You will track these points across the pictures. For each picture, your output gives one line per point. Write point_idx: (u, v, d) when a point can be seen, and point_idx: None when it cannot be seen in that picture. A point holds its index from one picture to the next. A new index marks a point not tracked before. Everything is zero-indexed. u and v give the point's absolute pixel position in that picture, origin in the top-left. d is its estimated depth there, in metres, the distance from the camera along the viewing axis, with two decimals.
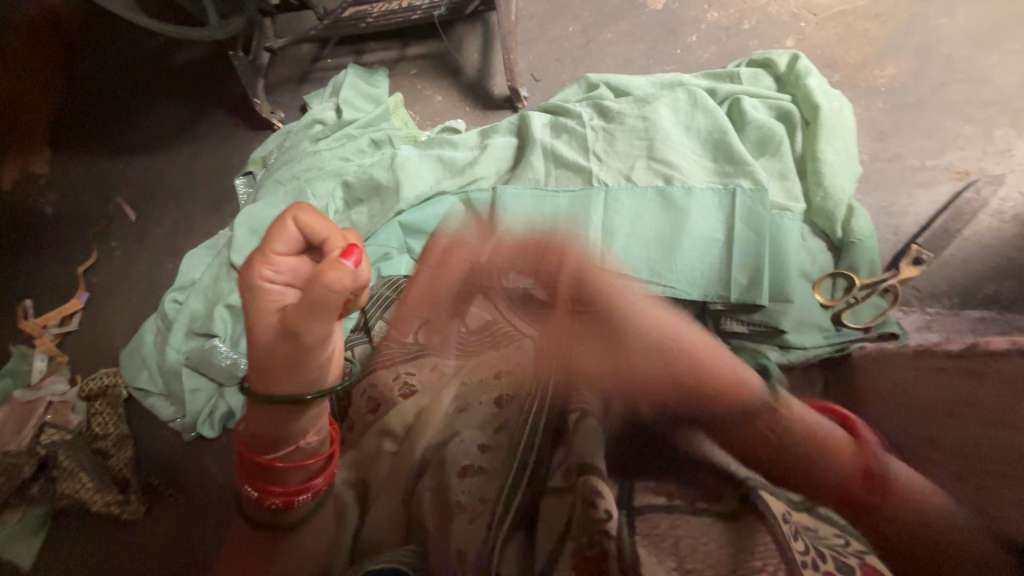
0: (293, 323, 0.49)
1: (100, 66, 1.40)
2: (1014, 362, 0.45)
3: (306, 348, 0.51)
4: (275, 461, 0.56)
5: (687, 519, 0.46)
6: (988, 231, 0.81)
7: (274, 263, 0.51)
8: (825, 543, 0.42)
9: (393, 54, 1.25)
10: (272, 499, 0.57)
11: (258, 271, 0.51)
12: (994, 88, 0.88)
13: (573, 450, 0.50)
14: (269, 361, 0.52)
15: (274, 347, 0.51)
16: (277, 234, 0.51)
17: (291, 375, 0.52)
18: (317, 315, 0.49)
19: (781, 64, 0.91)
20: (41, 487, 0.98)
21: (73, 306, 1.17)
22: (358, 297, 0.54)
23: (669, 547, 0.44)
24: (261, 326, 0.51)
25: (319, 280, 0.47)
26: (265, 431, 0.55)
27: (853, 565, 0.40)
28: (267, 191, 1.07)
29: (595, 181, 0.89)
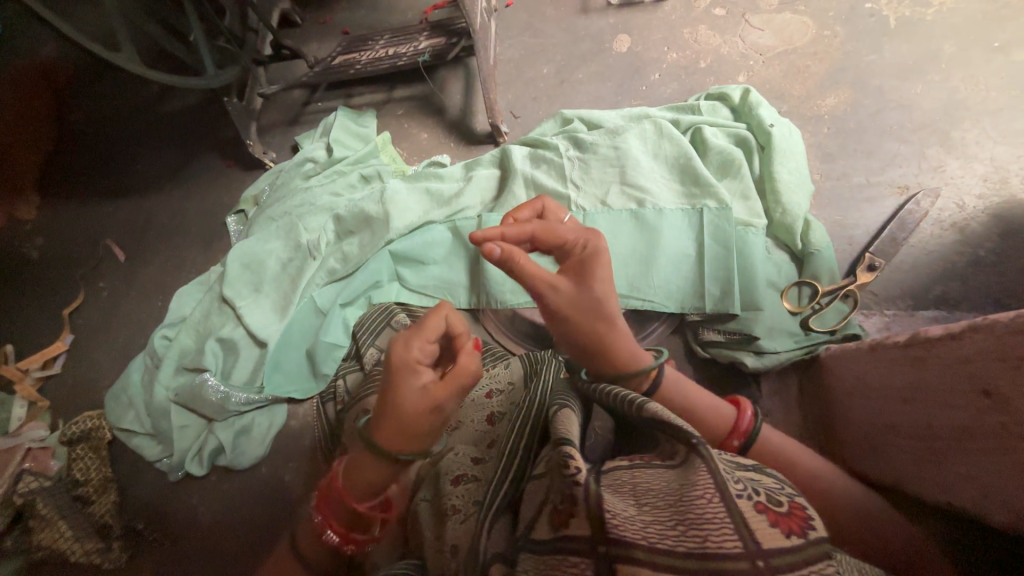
0: (442, 401, 0.51)
1: (93, 114, 1.45)
2: (949, 346, 0.51)
3: (442, 421, 0.53)
4: (360, 508, 0.54)
5: (646, 471, 0.44)
6: (931, 238, 0.88)
7: (424, 349, 0.53)
8: (762, 485, 0.41)
9: (380, 97, 1.33)
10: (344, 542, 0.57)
11: (411, 355, 0.52)
12: (923, 113, 0.99)
13: (552, 429, 0.49)
14: (409, 433, 0.51)
15: (419, 422, 0.51)
16: (429, 324, 0.54)
17: (420, 445, 0.53)
18: (462, 391, 0.53)
19: (735, 97, 1.01)
20: (14, 540, 0.94)
21: (57, 348, 1.16)
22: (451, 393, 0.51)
23: (627, 491, 0.43)
24: (403, 405, 0.50)
25: (460, 364, 0.52)
26: (367, 478, 0.53)
27: (783, 502, 0.39)
28: (261, 227, 1.11)
29: (573, 207, 0.96)
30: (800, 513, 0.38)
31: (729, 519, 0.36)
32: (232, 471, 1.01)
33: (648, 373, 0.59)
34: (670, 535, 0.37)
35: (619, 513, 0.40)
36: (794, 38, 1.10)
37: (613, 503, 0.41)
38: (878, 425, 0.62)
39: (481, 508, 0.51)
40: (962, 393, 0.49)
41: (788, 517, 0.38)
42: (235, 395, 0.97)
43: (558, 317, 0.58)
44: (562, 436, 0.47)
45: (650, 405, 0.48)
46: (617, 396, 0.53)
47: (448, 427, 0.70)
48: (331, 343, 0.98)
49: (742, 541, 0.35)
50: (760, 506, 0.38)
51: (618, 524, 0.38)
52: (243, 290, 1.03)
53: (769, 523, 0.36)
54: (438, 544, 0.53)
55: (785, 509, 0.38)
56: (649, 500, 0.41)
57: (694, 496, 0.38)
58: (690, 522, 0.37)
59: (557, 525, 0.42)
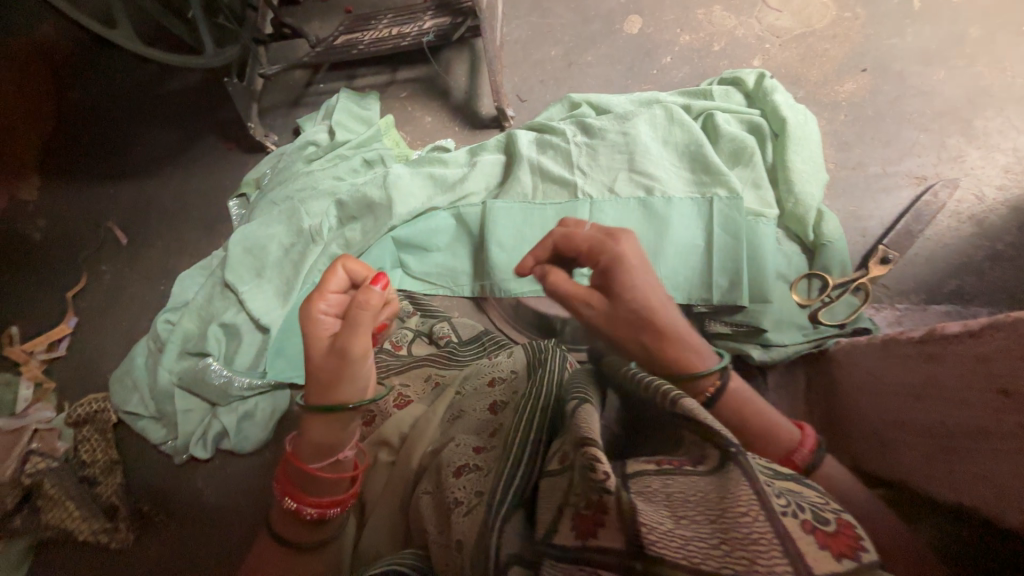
0: (345, 338, 0.54)
1: (92, 93, 1.42)
2: (965, 344, 0.51)
3: (355, 359, 0.55)
4: (313, 468, 0.57)
5: (678, 478, 0.42)
6: (947, 231, 0.86)
7: (327, 298, 0.58)
8: (806, 500, 0.40)
9: (384, 78, 1.30)
10: (306, 509, 0.58)
11: (314, 307, 0.57)
12: (944, 100, 0.95)
13: (573, 427, 0.48)
14: (321, 374, 0.56)
15: (329, 362, 0.55)
16: (327, 279, 0.58)
17: (343, 387, 0.56)
18: (360, 326, 0.54)
19: (749, 82, 0.97)
20: (24, 519, 0.94)
21: (61, 331, 1.16)
22: (358, 327, 0.54)
23: (659, 499, 0.42)
24: (315, 351, 0.56)
25: (356, 304, 0.55)
26: (319, 438, 0.57)
27: (830, 519, 0.38)
28: (262, 211, 1.09)
29: (580, 194, 0.94)
30: (849, 532, 0.37)
31: (777, 541, 0.35)
32: (236, 455, 1.02)
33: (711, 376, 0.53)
34: (714, 554, 0.36)
35: (656, 527, 0.39)
36: (813, 20, 1.06)
37: (649, 514, 0.40)
38: (891, 423, 0.61)
39: (492, 504, 0.51)
40: (979, 391, 0.49)
41: (836, 537, 0.37)
42: (239, 379, 0.98)
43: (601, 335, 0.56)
44: (584, 434, 0.45)
45: (686, 402, 0.43)
46: (644, 384, 0.48)
47: (451, 416, 0.70)
48: None
49: (793, 566, 0.34)
50: (807, 525, 0.37)
51: (655, 540, 0.38)
52: (245, 275, 1.03)
53: (816, 543, 0.36)
54: (444, 539, 0.53)
55: (832, 528, 0.37)
56: (687, 514, 0.40)
57: (739, 516, 0.37)
58: (736, 542, 0.36)
59: (584, 533, 0.42)
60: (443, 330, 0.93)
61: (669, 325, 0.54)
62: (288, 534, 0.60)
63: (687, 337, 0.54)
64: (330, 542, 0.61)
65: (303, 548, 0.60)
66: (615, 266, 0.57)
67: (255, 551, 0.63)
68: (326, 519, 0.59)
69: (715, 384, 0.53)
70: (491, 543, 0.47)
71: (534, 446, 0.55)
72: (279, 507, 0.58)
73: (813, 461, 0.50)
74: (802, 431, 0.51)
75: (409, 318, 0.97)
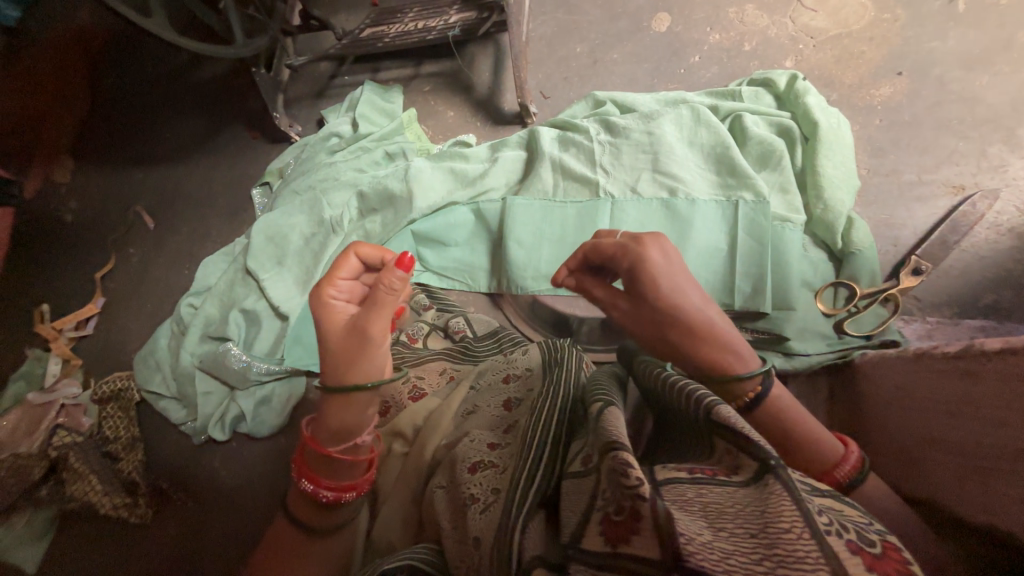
0: (362, 320, 0.57)
1: (125, 80, 1.46)
2: (1004, 361, 0.48)
3: (370, 340, 0.57)
4: (331, 452, 0.57)
5: (713, 488, 0.42)
6: (984, 243, 0.83)
7: (337, 285, 0.61)
8: (845, 519, 0.39)
9: (408, 72, 1.30)
10: (321, 493, 0.58)
11: (325, 293, 0.61)
12: (986, 107, 0.92)
13: (600, 429, 0.47)
14: (338, 354, 0.58)
15: (345, 343, 0.57)
16: (340, 265, 0.61)
17: (362, 366, 0.57)
18: (376, 307, 0.56)
19: (781, 83, 0.95)
20: (49, 489, 0.98)
21: (89, 310, 1.20)
22: (374, 307, 0.56)
23: (695, 510, 0.40)
24: (331, 333, 0.59)
25: (379, 286, 0.56)
26: (338, 422, 0.57)
27: (874, 541, 0.37)
28: (285, 200, 1.11)
29: (602, 193, 0.93)
30: (895, 555, 0.35)
31: (826, 562, 0.33)
32: (252, 438, 1.04)
33: (750, 386, 0.54)
34: (756, 570, 0.34)
35: (694, 538, 0.36)
36: (850, 21, 1.03)
37: (686, 524, 0.37)
38: (920, 440, 0.59)
39: (511, 502, 0.50)
40: (1020, 412, 0.46)
41: (883, 560, 0.35)
42: (257, 365, 1.00)
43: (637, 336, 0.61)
44: (614, 438, 0.44)
45: (723, 409, 0.46)
46: (685, 393, 0.51)
47: (465, 411, 0.71)
48: None
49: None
50: (853, 546, 0.35)
51: (694, 552, 0.34)
52: (267, 263, 1.04)
53: (863, 565, 0.34)
54: (458, 535, 0.54)
55: (879, 551, 0.35)
56: (724, 526, 0.38)
57: (781, 530, 0.35)
58: (779, 558, 0.33)
59: (614, 540, 0.39)
60: (458, 326, 0.92)
61: (698, 334, 0.57)
62: (301, 517, 0.60)
63: (716, 344, 0.56)
64: (341, 530, 0.61)
65: (316, 534, 0.60)
66: (639, 272, 0.58)
67: (267, 535, 0.63)
68: (340, 504, 0.59)
69: (751, 394, 0.54)
70: (513, 544, 0.46)
71: (556, 446, 0.55)
72: (294, 489, 0.58)
73: (847, 472, 0.53)
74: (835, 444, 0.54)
75: (425, 312, 0.98)
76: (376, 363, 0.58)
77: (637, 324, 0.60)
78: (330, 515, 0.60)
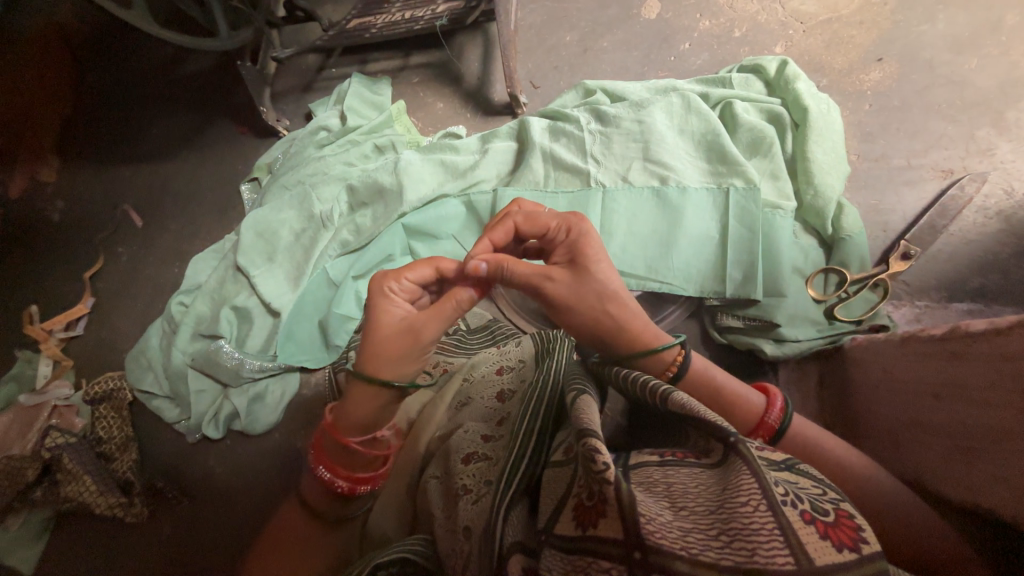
0: (419, 324, 0.57)
1: (108, 76, 1.43)
2: (989, 342, 0.48)
3: (422, 347, 0.58)
4: (350, 441, 0.60)
5: (680, 470, 0.43)
6: (973, 227, 0.83)
7: (400, 280, 0.61)
8: (803, 491, 0.39)
9: (396, 63, 1.28)
10: (338, 482, 0.61)
11: (387, 283, 0.60)
12: (975, 91, 0.92)
13: (572, 417, 0.48)
14: (387, 350, 0.57)
15: (398, 342, 0.57)
16: (410, 265, 0.61)
17: (404, 369, 0.58)
18: (439, 317, 0.58)
19: (771, 69, 0.94)
20: (45, 490, 0.97)
21: (79, 311, 1.18)
22: (439, 316, 0.58)
23: (660, 491, 0.41)
24: (383, 328, 0.58)
25: (447, 298, 0.58)
26: (358, 415, 0.59)
27: (829, 510, 0.37)
28: (274, 196, 1.10)
29: (593, 182, 0.92)
30: (849, 523, 0.36)
31: (778, 532, 0.34)
32: (247, 436, 1.04)
33: (674, 358, 0.59)
34: (713, 545, 0.35)
35: (655, 517, 0.37)
36: (839, 5, 1.02)
37: (647, 504, 0.38)
38: (907, 422, 0.59)
39: (497, 492, 0.50)
40: (1002, 391, 0.46)
41: (837, 528, 0.36)
42: (249, 362, 0.99)
43: (569, 311, 0.59)
44: (584, 424, 0.44)
45: (676, 395, 0.47)
46: (637, 381, 0.52)
47: (458, 402, 0.71)
48: (343, 315, 0.98)
49: (795, 558, 0.33)
50: (807, 516, 0.36)
51: (654, 530, 0.36)
52: (257, 259, 1.03)
53: (817, 535, 0.35)
54: (450, 524, 0.54)
55: (832, 520, 0.36)
56: (686, 504, 0.39)
57: (738, 504, 0.36)
58: (736, 532, 0.35)
59: (583, 523, 0.40)
60: None
61: (624, 306, 0.59)
62: (318, 504, 0.64)
63: (635, 317, 0.60)
64: (349, 521, 0.65)
65: (327, 520, 0.64)
66: (580, 244, 0.59)
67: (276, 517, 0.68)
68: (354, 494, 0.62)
69: (679, 359, 0.59)
70: (491, 531, 0.46)
71: (542, 436, 0.55)
72: (312, 476, 0.62)
73: (777, 418, 0.56)
74: (757, 396, 0.58)
75: None
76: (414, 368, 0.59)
77: (575, 295, 0.59)
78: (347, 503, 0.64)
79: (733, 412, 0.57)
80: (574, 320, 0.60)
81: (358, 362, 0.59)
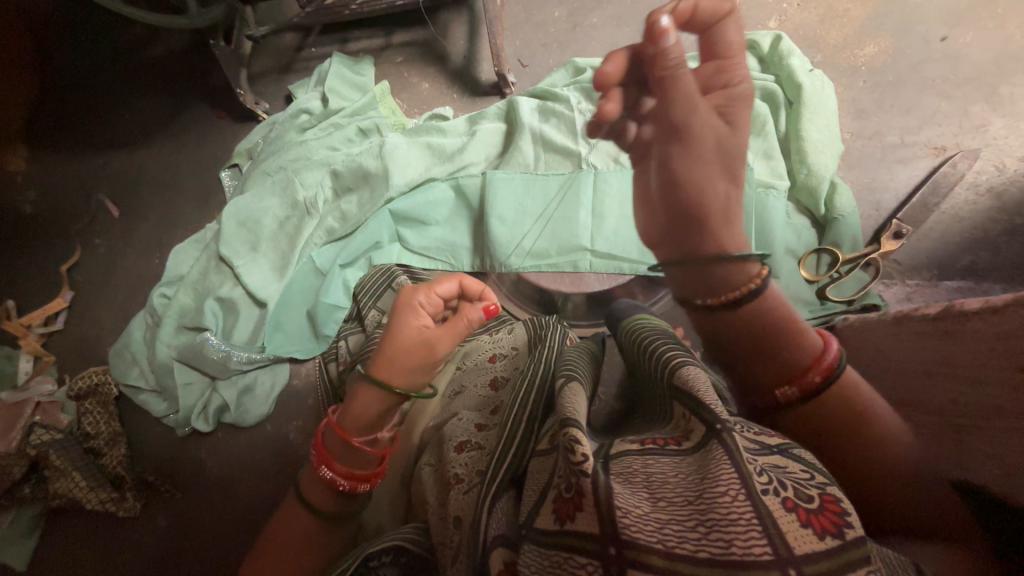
0: (431, 335, 0.58)
1: (74, 57, 1.35)
2: (987, 321, 0.49)
3: (432, 359, 0.58)
4: (354, 440, 0.57)
5: (660, 459, 0.42)
6: (964, 205, 0.83)
7: (429, 294, 0.62)
8: (788, 475, 0.37)
9: (378, 42, 1.23)
10: (339, 480, 0.58)
11: (417, 296, 0.62)
12: (970, 66, 0.90)
13: (559, 406, 0.47)
14: (401, 356, 0.57)
15: (411, 349, 0.57)
16: (441, 282, 0.63)
17: (410, 378, 0.58)
18: (454, 333, 0.59)
19: (765, 44, 0.90)
20: (32, 488, 0.95)
21: (57, 305, 1.14)
22: (452, 331, 0.59)
23: (639, 481, 0.40)
24: (402, 334, 0.58)
25: (462, 314, 0.59)
26: (365, 413, 0.58)
27: (813, 495, 0.35)
28: (255, 182, 1.06)
29: (584, 165, 0.86)
30: (833, 507, 0.34)
31: (757, 521, 0.33)
32: (239, 428, 1.02)
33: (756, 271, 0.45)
34: (690, 537, 0.34)
35: (632, 510, 0.36)
36: None
37: (625, 497, 0.37)
38: None
39: (484, 485, 0.50)
40: (995, 369, 0.47)
41: (820, 514, 0.34)
42: (237, 354, 0.97)
43: (692, 152, 0.44)
44: (567, 415, 0.45)
45: (690, 371, 0.49)
46: (660, 360, 0.55)
47: (451, 392, 0.73)
48: (332, 305, 0.96)
49: (773, 548, 0.32)
50: (789, 503, 0.34)
51: (630, 524, 0.35)
52: (241, 249, 1.00)
53: (798, 523, 0.33)
54: (442, 512, 0.54)
55: (816, 505, 0.34)
56: (665, 495, 0.38)
57: (716, 494, 0.35)
58: (713, 524, 0.33)
59: (563, 517, 0.39)
60: None
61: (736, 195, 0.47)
62: (316, 504, 0.59)
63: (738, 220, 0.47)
64: (347, 521, 0.61)
65: (325, 518, 0.59)
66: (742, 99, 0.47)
67: (273, 519, 0.64)
68: (355, 493, 0.60)
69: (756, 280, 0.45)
70: (478, 524, 0.46)
71: (529, 424, 0.56)
72: (311, 474, 0.58)
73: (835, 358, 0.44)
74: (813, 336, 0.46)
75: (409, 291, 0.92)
76: (418, 379, 0.59)
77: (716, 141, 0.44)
78: (343, 501, 0.60)
79: (789, 349, 0.44)
80: (698, 164, 0.44)
81: (371, 365, 0.58)
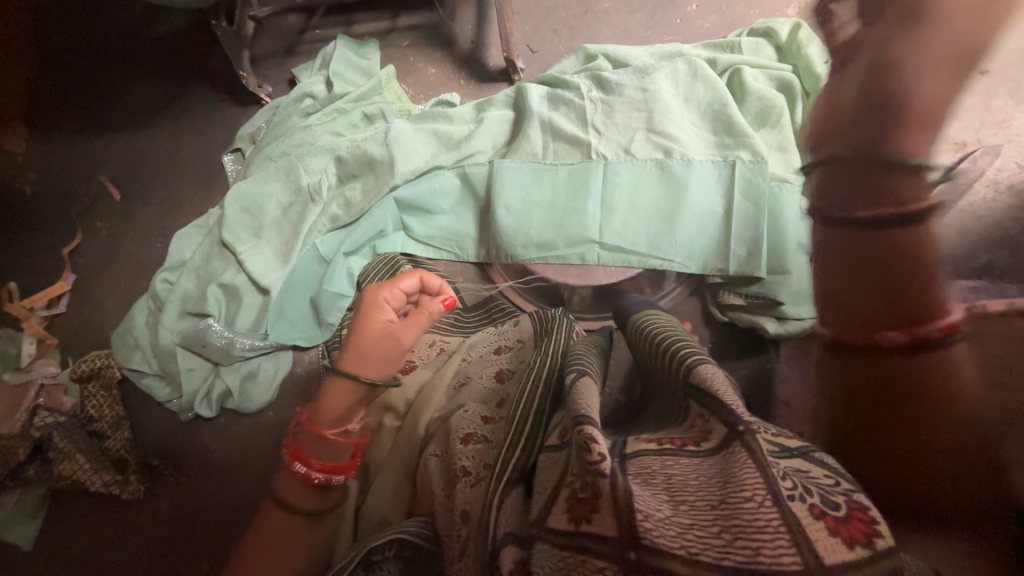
0: (398, 328, 0.60)
1: (74, 35, 1.33)
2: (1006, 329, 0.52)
3: (401, 352, 0.60)
4: (327, 433, 0.58)
5: (677, 461, 0.41)
6: None
7: (393, 290, 0.63)
8: (814, 482, 0.36)
9: (383, 25, 1.20)
10: (314, 474, 0.57)
11: (381, 292, 0.62)
12: None
13: (569, 403, 0.46)
14: (370, 350, 0.59)
15: (379, 343, 0.59)
16: (404, 277, 0.64)
17: (383, 370, 0.59)
18: (419, 325, 0.61)
19: (784, 34, 0.90)
20: (37, 469, 0.94)
21: (59, 288, 1.13)
22: (417, 324, 0.61)
23: (658, 484, 0.39)
24: (368, 329, 0.60)
25: (425, 307, 0.62)
26: (337, 406, 0.58)
27: (839, 502, 0.34)
28: (258, 167, 1.04)
29: (595, 154, 0.88)
30: (859, 515, 0.33)
31: (785, 529, 0.32)
32: (243, 415, 1.03)
33: None
34: (714, 544, 0.33)
35: (652, 515, 0.35)
36: None
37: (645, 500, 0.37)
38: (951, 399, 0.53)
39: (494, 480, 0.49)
40: None
41: (847, 523, 0.33)
42: (239, 341, 0.97)
43: None
44: (579, 411, 0.43)
45: (700, 369, 0.49)
46: (670, 356, 0.54)
47: (457, 383, 0.72)
48: (335, 293, 0.96)
49: (802, 557, 0.30)
50: (816, 510, 0.33)
51: (651, 529, 0.34)
52: (243, 234, 0.99)
53: (825, 531, 0.32)
54: (449, 504, 0.54)
55: (843, 513, 0.33)
56: (686, 498, 0.37)
57: (742, 499, 0.34)
58: (738, 530, 0.33)
59: (578, 518, 0.38)
60: None
61: None
62: (291, 498, 0.58)
63: None
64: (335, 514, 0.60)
65: (302, 515, 0.58)
66: None
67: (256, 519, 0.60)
68: (329, 486, 0.59)
69: None
70: (489, 521, 0.45)
71: (538, 421, 0.55)
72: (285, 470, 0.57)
73: None
74: None
75: None
76: (389, 370, 0.60)
77: None
78: (323, 496, 0.59)
79: None
80: None
81: (339, 360, 0.60)
